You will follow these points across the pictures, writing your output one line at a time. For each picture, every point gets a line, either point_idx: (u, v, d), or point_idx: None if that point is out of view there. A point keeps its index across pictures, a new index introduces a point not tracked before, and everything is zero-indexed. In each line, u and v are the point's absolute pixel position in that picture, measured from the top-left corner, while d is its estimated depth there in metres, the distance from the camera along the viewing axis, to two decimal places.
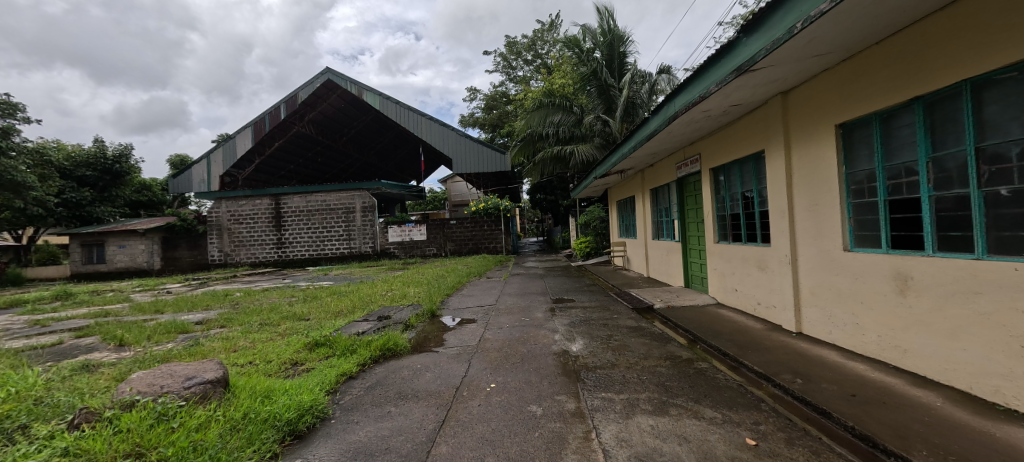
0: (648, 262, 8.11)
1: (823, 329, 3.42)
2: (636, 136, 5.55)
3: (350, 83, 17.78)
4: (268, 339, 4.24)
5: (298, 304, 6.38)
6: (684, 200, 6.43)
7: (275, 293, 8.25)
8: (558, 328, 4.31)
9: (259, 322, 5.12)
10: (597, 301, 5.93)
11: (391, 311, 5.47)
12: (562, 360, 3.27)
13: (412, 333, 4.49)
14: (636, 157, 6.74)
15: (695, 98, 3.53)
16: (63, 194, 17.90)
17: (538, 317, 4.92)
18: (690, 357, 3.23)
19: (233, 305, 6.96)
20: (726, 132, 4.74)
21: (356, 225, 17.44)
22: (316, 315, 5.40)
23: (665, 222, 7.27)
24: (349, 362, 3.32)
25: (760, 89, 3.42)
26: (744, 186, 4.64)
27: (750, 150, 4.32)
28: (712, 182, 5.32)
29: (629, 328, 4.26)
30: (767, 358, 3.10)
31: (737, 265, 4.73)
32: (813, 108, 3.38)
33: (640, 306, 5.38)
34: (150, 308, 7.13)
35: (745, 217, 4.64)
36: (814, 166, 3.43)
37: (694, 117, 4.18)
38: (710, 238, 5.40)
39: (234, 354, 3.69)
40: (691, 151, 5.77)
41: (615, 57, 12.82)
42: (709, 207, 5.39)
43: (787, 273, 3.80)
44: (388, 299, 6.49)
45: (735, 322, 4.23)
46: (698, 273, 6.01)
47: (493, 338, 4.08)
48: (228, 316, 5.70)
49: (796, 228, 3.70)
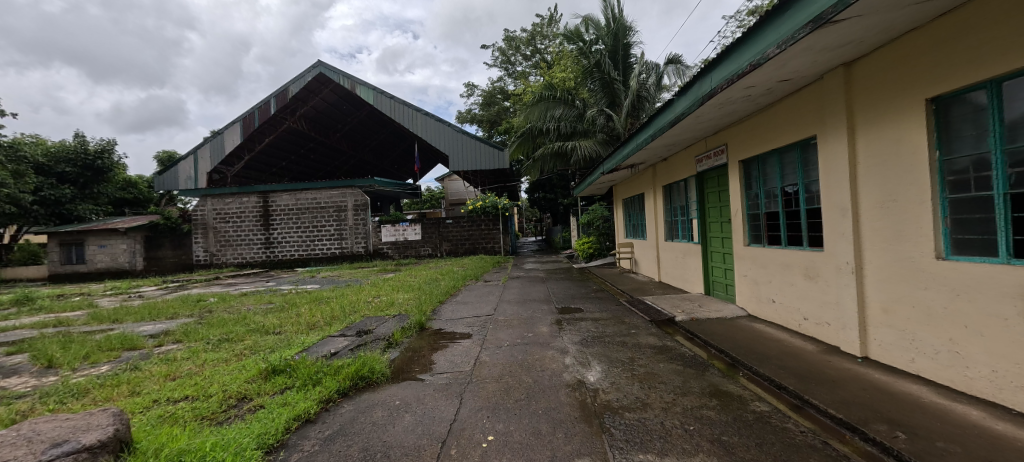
0: (659, 266, 7.46)
1: (901, 356, 2.76)
2: (655, 123, 4.84)
3: (343, 76, 17.04)
4: (222, 361, 3.53)
5: (272, 314, 5.66)
6: (704, 197, 5.75)
7: (252, 299, 7.51)
8: (568, 348, 3.61)
9: (221, 338, 4.40)
10: (608, 310, 5.25)
11: (373, 324, 4.74)
12: (578, 396, 2.60)
13: (395, 353, 3.78)
14: (649, 149, 6.07)
15: (744, 67, 2.86)
16: (41, 192, 17.00)
17: (544, 332, 4.23)
18: (741, 393, 2.57)
19: (202, 314, 6.21)
20: (762, 118, 4.09)
21: (348, 224, 16.71)
22: (287, 329, 4.68)
23: (680, 221, 6.60)
24: (308, 399, 2.63)
25: (826, 55, 2.76)
26: (785, 180, 3.97)
27: (797, 137, 3.65)
28: (741, 175, 4.65)
29: (651, 347, 3.59)
30: (842, 397, 2.44)
31: (775, 272, 4.07)
32: (892, 80, 2.71)
33: (658, 318, 4.70)
34: (110, 316, 6.37)
35: (786, 216, 3.97)
36: (891, 151, 2.76)
37: (734, 96, 3.50)
38: (738, 241, 4.74)
39: (173, 384, 3.00)
40: (715, 142, 5.10)
41: (620, 49, 12.04)
42: (737, 205, 4.73)
43: (848, 284, 3.14)
44: (373, 308, 5.76)
45: (777, 341, 3.57)
46: (721, 279, 5.35)
47: (491, 361, 3.40)
48: (189, 329, 4.98)
49: (862, 230, 3.04)
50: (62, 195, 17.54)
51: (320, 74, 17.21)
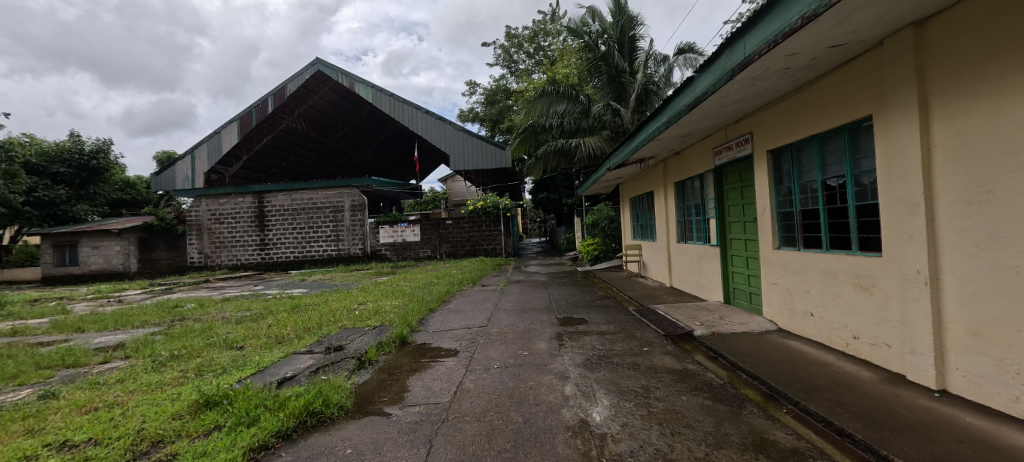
0: (671, 270, 6.84)
1: (998, 394, 2.13)
2: (669, 108, 4.22)
3: (341, 75, 16.56)
4: (158, 387, 2.98)
5: (241, 325, 5.09)
6: (723, 193, 5.13)
7: (231, 306, 6.94)
8: (569, 372, 3.02)
9: (172, 354, 3.84)
10: (615, 322, 4.64)
11: (349, 338, 4.18)
12: (581, 445, 2.00)
13: (365, 377, 3.19)
14: (661, 142, 5.47)
15: (796, 21, 2.23)
16: (35, 193, 16.67)
17: (541, 350, 3.64)
18: (795, 445, 1.95)
19: (172, 323, 5.68)
20: (797, 98, 3.49)
21: (345, 224, 16.22)
22: (251, 344, 4.11)
23: (694, 220, 5.97)
24: (233, 447, 2.05)
25: (900, 4, 2.15)
26: (826, 172, 3.36)
27: (846, 119, 3.02)
28: (771, 168, 4.03)
29: (669, 371, 2.97)
30: (938, 455, 1.80)
31: (815, 279, 3.45)
32: (985, 37, 2.10)
33: (674, 332, 4.09)
34: (73, 325, 5.85)
35: (829, 214, 3.35)
36: (986, 130, 2.13)
37: (771, 69, 2.89)
38: (767, 244, 4.11)
39: (81, 420, 2.44)
40: (738, 131, 4.50)
41: (626, 41, 11.43)
42: (765, 202, 4.12)
43: (917, 298, 2.52)
44: (353, 318, 5.15)
45: (824, 365, 2.95)
46: (743, 286, 4.72)
47: (476, 390, 2.79)
48: (146, 342, 4.45)
49: (939, 232, 2.41)
50: (57, 196, 17.22)
51: (318, 72, 16.71)
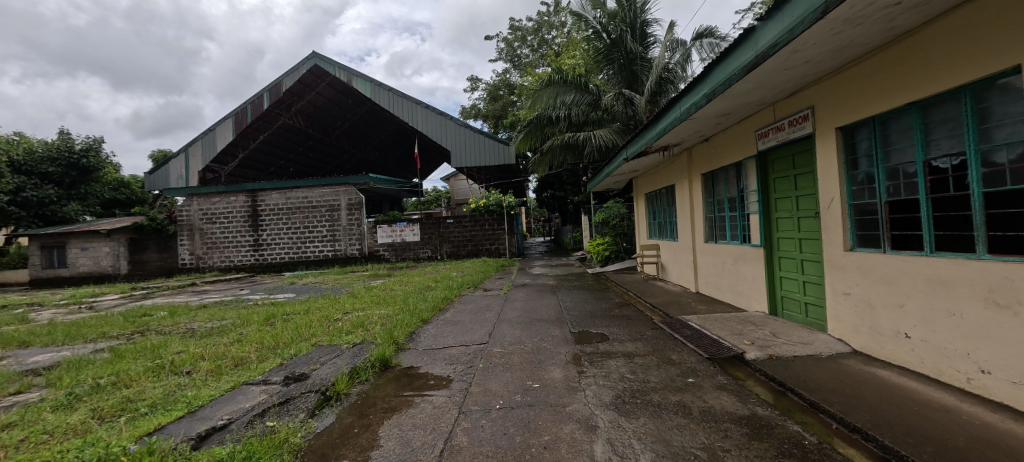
0: (697, 272, 6.06)
1: None
2: (714, 74, 3.41)
3: (337, 69, 15.81)
4: (50, 440, 2.24)
5: (200, 341, 4.34)
6: (768, 183, 4.33)
7: (204, 315, 6.21)
8: (597, 418, 2.25)
9: (96, 384, 3.08)
10: (643, 339, 3.85)
11: (321, 361, 3.44)
12: None
13: (326, 421, 2.43)
14: (694, 124, 4.64)
15: None
16: (23, 192, 16.04)
17: (556, 379, 2.89)
18: None
19: (133, 336, 4.97)
20: (890, 56, 2.68)
21: (342, 224, 15.51)
22: (199, 369, 3.36)
23: (728, 216, 5.15)
24: None
25: None
26: (930, 151, 2.56)
27: (973, 74, 2.21)
28: (842, 149, 3.23)
29: (735, 420, 2.18)
30: None
31: (913, 291, 2.65)
32: None
33: (721, 355, 3.27)
34: (19, 338, 5.12)
35: (933, 206, 2.56)
36: None
37: (880, 2, 2.08)
38: (835, 245, 3.32)
39: None
40: (792, 107, 3.72)
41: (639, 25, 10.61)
42: (832, 192, 3.34)
43: None
44: (331, 332, 4.41)
45: (949, 412, 2.14)
46: (796, 294, 3.93)
47: (470, 449, 2.02)
48: (82, 363, 3.73)
49: None
50: (46, 196, 16.59)
51: (314, 66, 15.97)
